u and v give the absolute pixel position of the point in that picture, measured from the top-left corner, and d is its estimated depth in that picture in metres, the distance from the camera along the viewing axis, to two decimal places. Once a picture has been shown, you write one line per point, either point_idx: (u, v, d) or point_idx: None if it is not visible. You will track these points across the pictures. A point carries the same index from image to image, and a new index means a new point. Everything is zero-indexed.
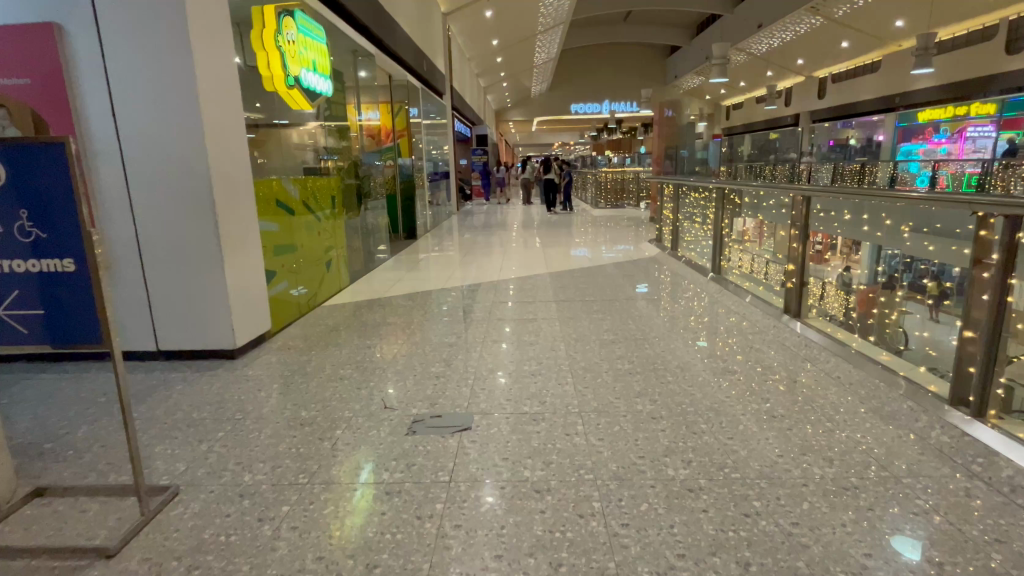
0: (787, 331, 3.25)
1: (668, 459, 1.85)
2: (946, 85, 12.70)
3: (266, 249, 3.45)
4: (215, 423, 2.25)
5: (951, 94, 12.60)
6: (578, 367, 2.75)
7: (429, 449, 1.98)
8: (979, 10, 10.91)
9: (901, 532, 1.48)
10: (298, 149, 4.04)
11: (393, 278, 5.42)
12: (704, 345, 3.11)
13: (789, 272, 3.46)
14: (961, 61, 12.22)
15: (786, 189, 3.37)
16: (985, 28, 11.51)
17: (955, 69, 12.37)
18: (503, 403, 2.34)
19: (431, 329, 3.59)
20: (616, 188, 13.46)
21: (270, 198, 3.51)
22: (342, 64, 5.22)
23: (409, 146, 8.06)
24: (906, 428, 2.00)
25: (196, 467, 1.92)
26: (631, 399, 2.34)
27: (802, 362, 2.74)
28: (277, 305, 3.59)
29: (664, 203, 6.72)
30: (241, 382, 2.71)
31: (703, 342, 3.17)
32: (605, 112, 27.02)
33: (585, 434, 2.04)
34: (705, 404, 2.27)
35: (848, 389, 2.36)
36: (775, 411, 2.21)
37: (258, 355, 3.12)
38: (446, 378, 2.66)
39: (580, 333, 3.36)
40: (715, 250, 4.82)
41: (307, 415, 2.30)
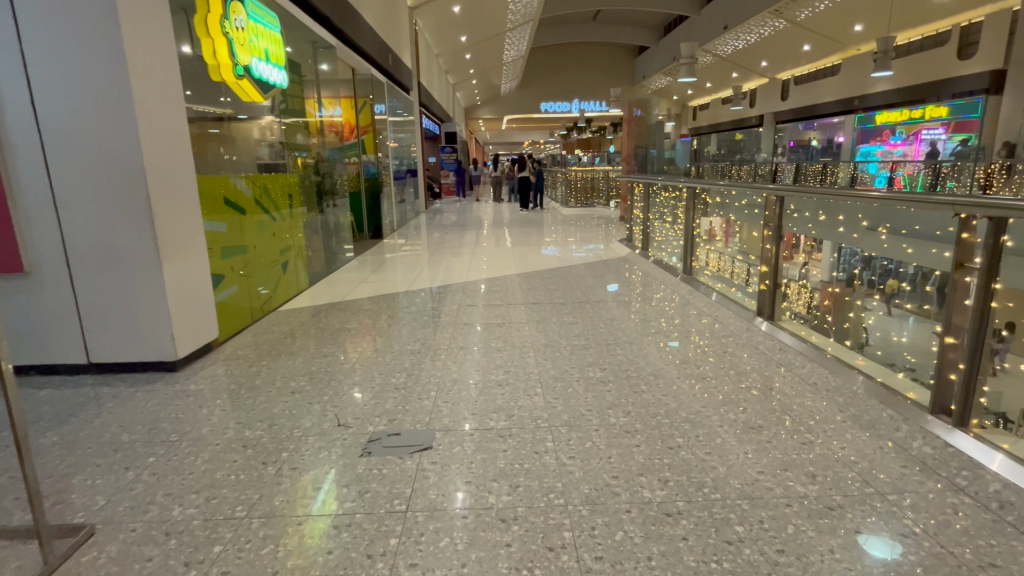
0: (760, 334, 3.18)
1: (643, 479, 1.72)
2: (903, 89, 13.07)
3: (212, 250, 3.19)
4: (146, 447, 2.03)
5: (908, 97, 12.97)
6: (547, 376, 2.61)
7: (384, 472, 1.81)
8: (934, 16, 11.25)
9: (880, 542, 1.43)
10: (252, 144, 3.78)
11: (356, 279, 5.19)
12: (677, 349, 3.01)
13: (762, 274, 3.39)
14: (916, 65, 12.61)
15: (759, 189, 3.28)
16: (938, 33, 11.92)
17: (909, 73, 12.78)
18: (468, 418, 2.18)
19: (394, 335, 3.40)
20: (586, 186, 13.42)
21: (217, 196, 3.24)
22: (301, 56, 4.94)
23: (375, 143, 7.79)
24: (886, 437, 1.92)
25: (118, 502, 1.70)
26: (604, 411, 2.20)
27: (777, 367, 2.66)
28: (226, 310, 3.34)
29: (634, 202, 6.65)
30: (179, 398, 2.47)
31: (676, 345, 3.07)
32: (574, 111, 27.05)
33: (555, 452, 1.90)
34: (681, 415, 2.16)
35: (825, 396, 2.28)
36: (753, 421, 2.11)
37: (203, 367, 2.88)
38: (408, 390, 2.48)
39: (550, 338, 3.21)
40: (686, 250, 4.74)
41: (252, 435, 2.09)
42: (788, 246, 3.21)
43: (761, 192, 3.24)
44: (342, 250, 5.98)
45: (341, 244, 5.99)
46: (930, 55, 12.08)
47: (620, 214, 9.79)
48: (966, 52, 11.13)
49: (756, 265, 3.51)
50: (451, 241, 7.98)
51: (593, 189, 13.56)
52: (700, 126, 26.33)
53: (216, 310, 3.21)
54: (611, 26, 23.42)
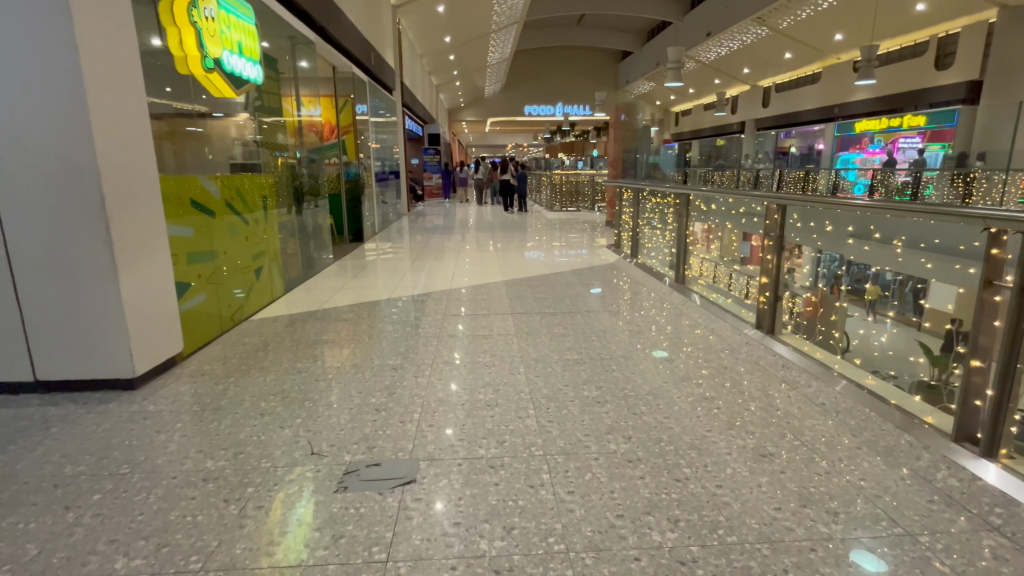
0: (762, 348, 3.03)
1: (652, 519, 1.56)
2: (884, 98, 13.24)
3: (176, 257, 2.94)
4: (92, 481, 1.80)
5: (888, 106, 13.14)
6: (539, 396, 2.42)
7: (362, 512, 1.61)
8: (914, 26, 11.40)
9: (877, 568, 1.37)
10: (226, 143, 3.56)
11: (336, 285, 4.97)
12: (677, 366, 2.81)
13: (761, 284, 3.26)
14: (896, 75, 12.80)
15: (761, 198, 3.18)
16: (917, 43, 12.13)
17: (891, 83, 12.95)
18: (456, 445, 1.99)
19: (376, 346, 3.20)
20: (571, 191, 13.32)
21: (182, 197, 3.00)
22: (279, 52, 4.70)
23: (356, 144, 7.54)
24: (910, 468, 1.78)
25: (52, 551, 1.48)
26: (602, 437, 2.04)
27: (780, 384, 2.53)
28: (193, 321, 3.11)
29: (622, 207, 6.50)
30: (135, 422, 2.23)
31: (668, 358, 2.94)
32: (558, 115, 27.04)
33: (552, 487, 1.72)
34: (685, 442, 2.00)
35: (837, 419, 2.14)
36: (764, 448, 1.96)
37: (164, 384, 2.64)
38: (389, 412, 2.27)
39: (540, 353, 3.03)
40: (679, 258, 4.57)
41: (214, 466, 1.88)
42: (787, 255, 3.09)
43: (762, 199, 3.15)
44: (321, 255, 5.74)
45: (320, 248, 5.76)
46: (910, 65, 12.26)
47: (606, 219, 9.70)
48: (947, 61, 11.28)
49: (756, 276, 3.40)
50: (434, 245, 7.78)
51: (577, 193, 13.45)
52: (682, 132, 26.51)
53: (181, 321, 2.97)
54: (595, 30, 23.42)
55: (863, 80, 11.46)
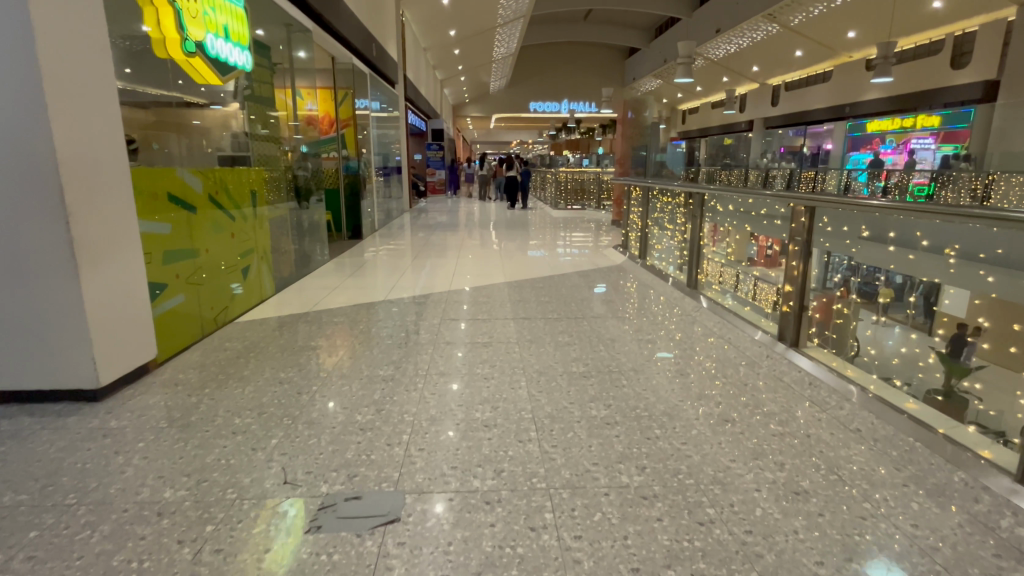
0: (784, 363, 2.70)
1: (622, 466, 1.86)
2: (896, 98, 13.47)
3: (148, 254, 2.68)
4: (137, 433, 2.07)
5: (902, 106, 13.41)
6: (533, 370, 2.75)
7: (372, 458, 1.89)
8: (933, 23, 11.57)
9: (807, 506, 1.63)
10: (231, 133, 3.75)
11: (330, 285, 4.87)
12: (669, 352, 3.02)
13: (784, 294, 2.89)
14: (908, 75, 13.04)
15: (787, 196, 2.81)
16: (932, 42, 12.30)
17: (904, 82, 13.14)
18: (456, 411, 2.26)
19: (383, 330, 3.49)
20: (576, 188, 13.54)
21: (157, 190, 2.77)
22: (275, 41, 4.86)
23: (355, 138, 7.72)
24: (850, 430, 2.05)
25: (110, 483, 1.75)
26: (585, 405, 2.34)
27: (739, 362, 2.80)
28: (169, 325, 2.85)
29: (630, 206, 6.40)
30: (168, 387, 2.50)
31: (667, 352, 3.01)
32: (564, 112, 27.23)
33: (539, 441, 2.02)
34: (659, 409, 2.28)
35: (792, 391, 2.41)
36: (726, 415, 2.22)
37: (190, 356, 2.91)
38: (396, 382, 2.58)
39: (534, 335, 3.34)
40: (692, 261, 4.31)
41: (241, 423, 2.15)
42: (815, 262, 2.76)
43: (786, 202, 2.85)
44: (316, 252, 5.76)
45: (316, 243, 5.80)
46: (925, 63, 12.41)
47: (613, 218, 9.91)
48: (961, 61, 11.49)
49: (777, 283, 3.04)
50: (436, 242, 8.05)
51: (583, 190, 13.63)
52: (688, 130, 26.65)
53: (155, 327, 2.73)
54: (601, 27, 23.56)
55: (881, 78, 11.26)
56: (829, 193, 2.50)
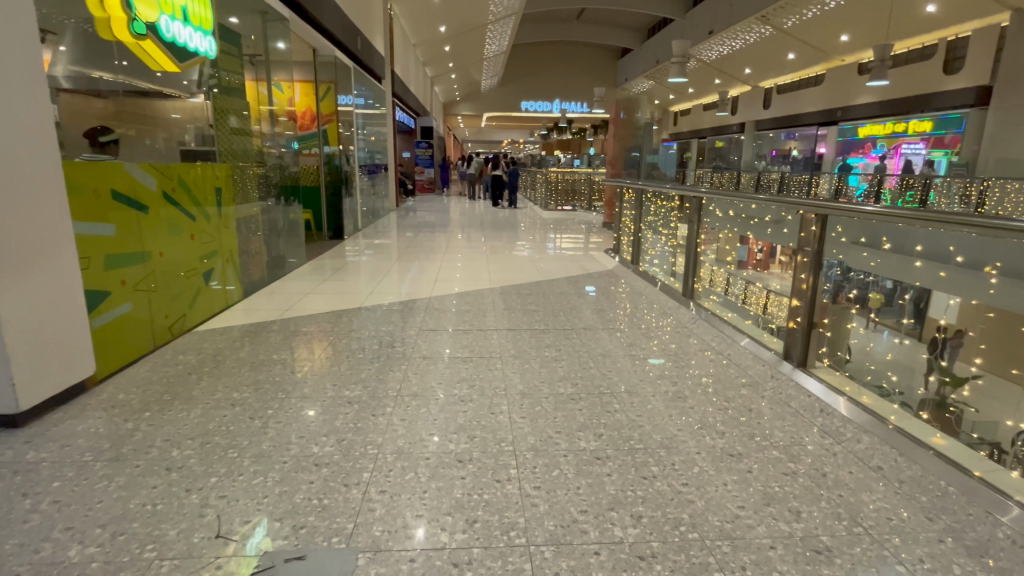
0: (791, 385, 2.47)
1: (615, 515, 1.57)
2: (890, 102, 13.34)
3: (86, 260, 2.39)
4: (53, 469, 1.77)
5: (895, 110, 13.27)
6: (515, 391, 2.42)
7: (325, 503, 1.62)
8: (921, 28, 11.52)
9: (831, 568, 1.38)
10: (194, 124, 3.48)
11: (304, 289, 4.57)
12: (658, 362, 2.88)
13: (791, 309, 2.68)
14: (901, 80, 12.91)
15: (794, 203, 2.61)
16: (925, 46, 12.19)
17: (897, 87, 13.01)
18: (427, 440, 1.98)
19: (350, 342, 3.17)
20: (567, 189, 13.21)
21: (99, 187, 2.48)
22: (248, 28, 4.54)
23: (338, 133, 7.46)
24: (872, 470, 1.80)
25: (6, 537, 1.46)
26: (573, 434, 2.05)
27: (741, 384, 2.55)
28: (111, 337, 2.55)
29: (622, 209, 6.12)
30: (102, 410, 2.20)
31: (656, 359, 2.93)
32: (556, 111, 26.93)
33: (518, 481, 1.73)
34: (655, 440, 2.01)
35: (802, 420, 2.17)
36: (732, 448, 1.96)
37: (133, 372, 2.60)
38: (362, 405, 2.27)
39: (520, 349, 3.03)
40: (688, 269, 4.12)
41: (178, 456, 1.86)
42: (827, 276, 2.55)
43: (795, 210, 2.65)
44: (292, 254, 5.49)
45: (292, 245, 5.49)
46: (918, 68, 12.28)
47: (605, 219, 9.65)
48: (955, 65, 11.36)
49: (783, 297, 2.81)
50: (422, 243, 7.74)
51: (574, 191, 13.35)
52: (680, 132, 26.51)
53: (95, 340, 2.44)
54: (594, 26, 23.37)
55: (877, 81, 11.09)
56: (839, 201, 2.30)
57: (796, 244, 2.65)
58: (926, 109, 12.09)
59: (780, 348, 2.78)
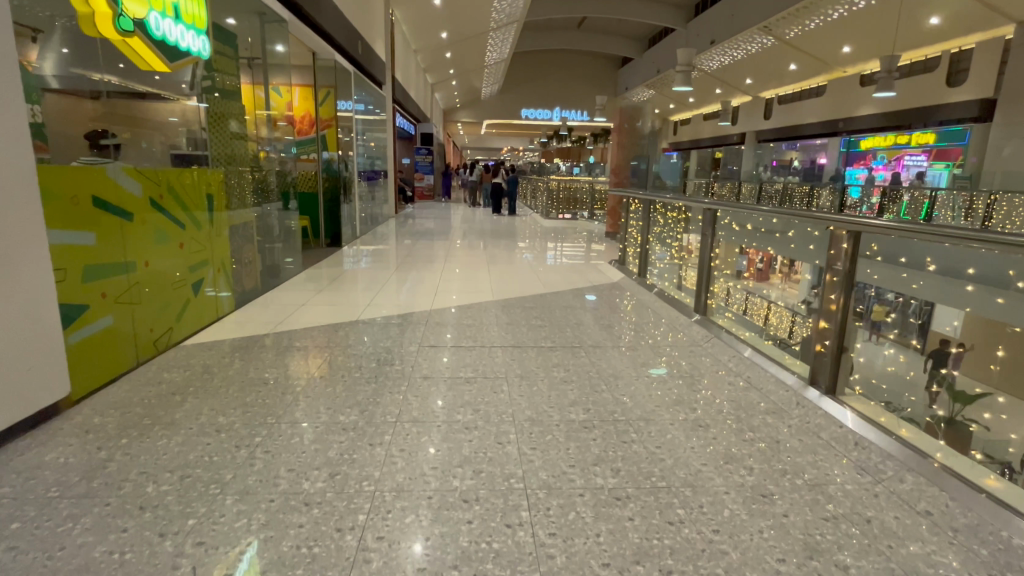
0: (820, 413, 2.30)
1: (641, 570, 1.40)
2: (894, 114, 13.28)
3: (62, 272, 2.21)
4: (13, 507, 1.59)
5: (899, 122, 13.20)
6: (523, 418, 2.25)
7: (315, 553, 1.44)
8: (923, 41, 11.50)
9: None
10: (186, 127, 3.30)
11: (300, 300, 4.41)
12: (660, 371, 2.91)
13: (819, 331, 2.51)
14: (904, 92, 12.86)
15: (823, 217, 2.44)
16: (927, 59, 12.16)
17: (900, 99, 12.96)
18: (428, 475, 1.81)
19: (346, 359, 2.99)
20: (568, 198, 13.06)
21: (78, 193, 2.31)
22: (246, 30, 4.40)
23: (337, 138, 7.31)
24: (923, 517, 1.63)
25: None
26: (588, 469, 1.87)
27: (766, 411, 2.38)
28: (89, 354, 2.37)
29: (628, 219, 5.96)
30: (75, 435, 2.01)
31: (658, 368, 2.96)
32: (556, 119, 26.88)
33: (531, 527, 1.56)
34: (679, 477, 1.84)
35: (836, 454, 2.00)
36: (764, 487, 1.79)
37: (111, 392, 2.42)
38: (358, 432, 2.09)
39: (526, 369, 2.85)
40: (702, 285, 3.94)
41: (154, 492, 1.68)
42: (859, 297, 2.39)
43: (825, 225, 2.48)
44: (288, 261, 5.31)
45: (287, 253, 5.32)
46: (920, 80, 12.24)
47: (607, 228, 9.50)
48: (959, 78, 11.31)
49: (809, 317, 2.64)
50: (421, 251, 7.57)
51: (575, 200, 13.21)
52: (680, 141, 26.48)
53: (72, 358, 2.27)
54: (595, 35, 23.38)
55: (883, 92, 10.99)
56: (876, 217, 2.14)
57: (825, 261, 2.48)
58: (928, 122, 12.02)
59: (806, 372, 2.61)
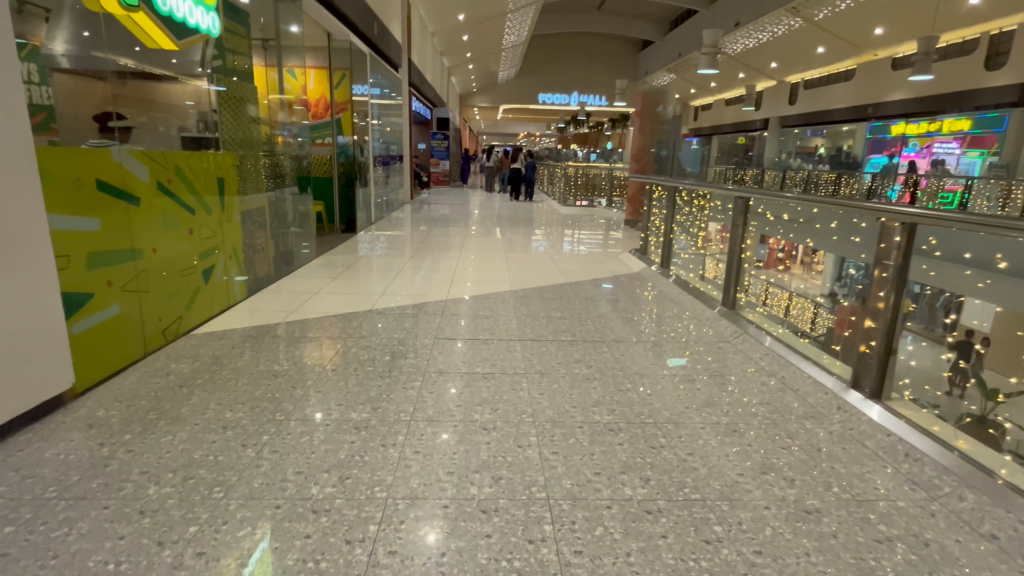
0: (865, 420, 2.14)
1: None
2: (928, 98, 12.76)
3: (63, 259, 2.11)
4: (7, 509, 1.51)
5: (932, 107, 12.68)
6: (544, 419, 2.12)
7: (323, 567, 1.34)
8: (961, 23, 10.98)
9: None
10: (197, 108, 3.20)
11: (312, 288, 4.30)
12: (678, 363, 2.83)
13: (865, 330, 2.34)
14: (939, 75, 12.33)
15: (871, 208, 2.26)
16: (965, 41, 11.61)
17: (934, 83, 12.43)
18: (444, 481, 1.69)
19: (358, 350, 2.89)
20: (586, 183, 12.79)
21: (81, 175, 2.21)
22: (260, 9, 4.28)
23: (353, 123, 7.19)
24: (992, 544, 1.48)
25: None
26: (615, 477, 1.74)
27: (805, 415, 2.22)
28: (95, 344, 2.29)
29: (650, 206, 5.76)
30: (76, 430, 1.93)
31: (677, 359, 2.88)
32: (574, 104, 26.46)
33: (556, 544, 1.44)
34: (714, 488, 1.70)
35: (886, 467, 1.84)
36: (807, 503, 1.64)
37: (119, 383, 2.34)
38: (370, 432, 1.98)
39: (546, 365, 2.71)
40: (730, 277, 3.75)
41: (155, 495, 1.59)
42: (911, 295, 2.20)
43: (874, 217, 2.29)
44: (302, 247, 5.23)
45: (302, 239, 5.23)
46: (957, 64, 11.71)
47: (626, 215, 9.28)
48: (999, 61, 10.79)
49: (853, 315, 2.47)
50: (436, 238, 7.44)
51: (593, 186, 12.96)
52: (701, 127, 25.91)
53: (77, 349, 2.19)
54: (616, 18, 22.85)
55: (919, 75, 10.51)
56: (934, 207, 1.95)
57: (873, 255, 2.31)
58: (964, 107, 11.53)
59: (848, 374, 2.44)
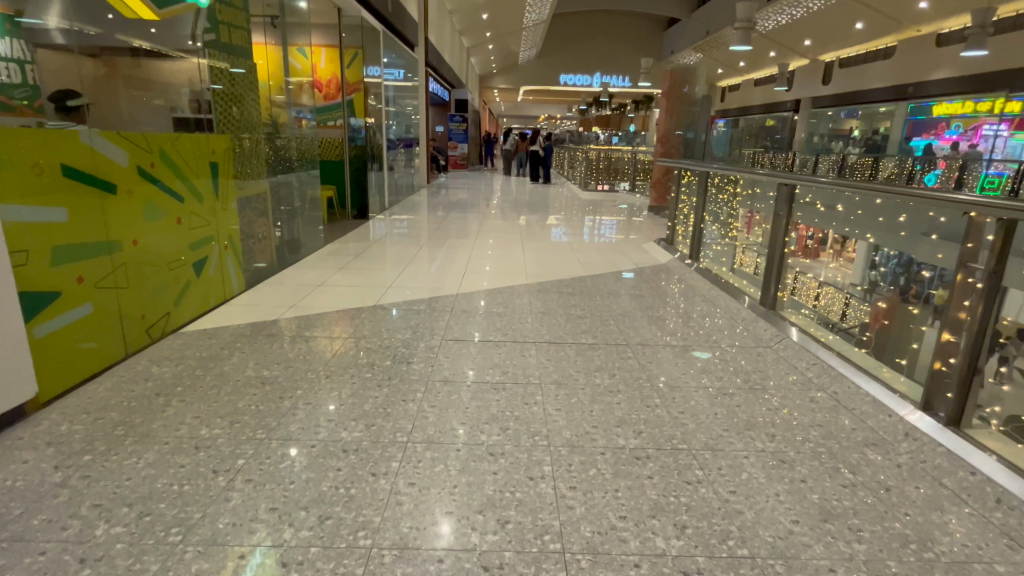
0: (945, 453, 1.81)
1: None
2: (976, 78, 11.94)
3: (20, 255, 1.87)
4: None
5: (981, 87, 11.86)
6: (560, 443, 1.84)
7: None
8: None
9: None
10: (191, 88, 2.95)
11: (317, 280, 4.05)
12: (705, 357, 2.68)
13: (940, 345, 2.01)
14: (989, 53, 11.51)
15: (957, 201, 1.90)
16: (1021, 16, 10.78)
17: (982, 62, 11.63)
18: (440, 527, 1.42)
19: (356, 353, 2.63)
20: (608, 167, 12.33)
21: (44, 161, 1.98)
22: None
23: (366, 104, 6.89)
24: None
25: None
26: (644, 523, 1.46)
27: (869, 442, 1.89)
28: (63, 348, 2.08)
29: (678, 192, 5.36)
30: (32, 449, 1.71)
31: (703, 354, 2.73)
32: (596, 84, 25.74)
33: None
34: (764, 541, 1.41)
35: (976, 514, 1.53)
36: (881, 565, 1.34)
37: (94, 391, 2.13)
38: (364, 455, 1.74)
39: (563, 374, 2.42)
40: (771, 274, 3.39)
41: (104, 537, 1.36)
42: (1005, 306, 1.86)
43: (960, 211, 1.95)
44: (310, 234, 5.00)
45: (309, 227, 4.98)
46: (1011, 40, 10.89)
47: (651, 201, 8.83)
48: None
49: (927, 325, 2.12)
50: (452, 224, 7.16)
51: (615, 170, 12.49)
52: (728, 108, 25.03)
53: (41, 355, 1.98)
54: None
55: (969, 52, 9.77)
56: None
57: (955, 257, 1.97)
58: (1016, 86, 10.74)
59: (919, 394, 2.10)
